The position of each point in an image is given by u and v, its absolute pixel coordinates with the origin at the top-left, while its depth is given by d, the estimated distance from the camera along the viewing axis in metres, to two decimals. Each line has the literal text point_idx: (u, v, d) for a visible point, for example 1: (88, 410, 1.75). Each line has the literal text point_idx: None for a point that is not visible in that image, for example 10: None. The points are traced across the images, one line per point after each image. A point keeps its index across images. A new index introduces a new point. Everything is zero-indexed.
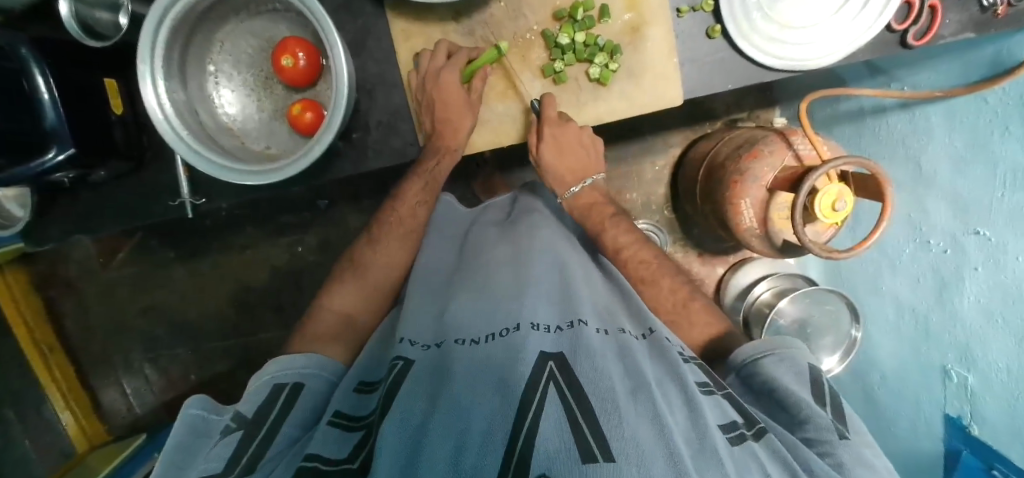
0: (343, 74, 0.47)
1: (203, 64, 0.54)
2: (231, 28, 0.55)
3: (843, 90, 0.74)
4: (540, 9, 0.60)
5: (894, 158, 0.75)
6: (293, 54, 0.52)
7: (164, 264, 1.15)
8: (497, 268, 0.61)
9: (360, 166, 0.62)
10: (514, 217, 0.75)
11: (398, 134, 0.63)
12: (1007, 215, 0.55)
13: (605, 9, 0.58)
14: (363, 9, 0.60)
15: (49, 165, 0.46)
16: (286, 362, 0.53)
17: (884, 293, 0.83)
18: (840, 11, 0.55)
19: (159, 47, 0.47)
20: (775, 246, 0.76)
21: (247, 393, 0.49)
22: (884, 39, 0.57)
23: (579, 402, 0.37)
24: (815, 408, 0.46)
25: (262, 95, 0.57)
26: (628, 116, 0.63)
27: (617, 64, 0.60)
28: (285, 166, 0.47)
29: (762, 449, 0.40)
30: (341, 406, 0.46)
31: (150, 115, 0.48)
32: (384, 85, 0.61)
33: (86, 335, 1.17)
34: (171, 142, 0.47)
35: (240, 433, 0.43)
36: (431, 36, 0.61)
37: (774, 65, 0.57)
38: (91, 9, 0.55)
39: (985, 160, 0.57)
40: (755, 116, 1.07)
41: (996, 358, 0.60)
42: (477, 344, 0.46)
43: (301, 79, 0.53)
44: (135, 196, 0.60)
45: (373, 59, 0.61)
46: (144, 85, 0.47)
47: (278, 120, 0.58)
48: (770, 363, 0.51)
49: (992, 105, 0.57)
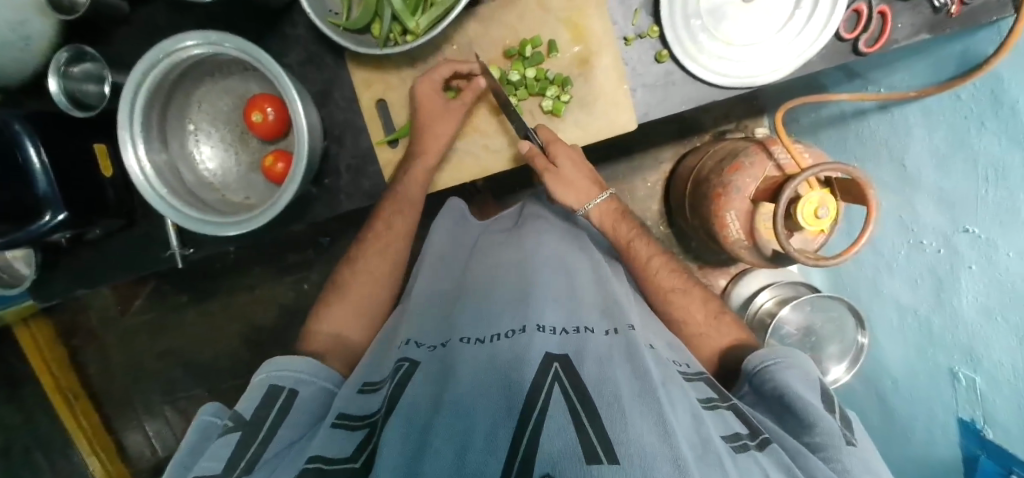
0: (302, 125, 0.49)
1: (183, 123, 0.58)
2: (206, 88, 0.59)
3: (821, 97, 0.74)
4: (491, 49, 0.62)
5: (878, 161, 0.74)
6: (263, 109, 0.55)
7: (176, 308, 1.19)
8: (503, 271, 0.62)
9: (334, 209, 0.65)
10: (522, 222, 0.77)
11: (367, 176, 0.65)
12: (992, 211, 0.55)
13: (552, 45, 0.60)
14: (325, 61, 0.63)
15: (49, 226, 0.50)
16: (286, 362, 0.52)
17: (885, 296, 0.80)
18: (783, 29, 0.57)
19: (137, 114, 0.50)
20: (767, 257, 0.75)
21: (246, 393, 0.49)
22: (835, 48, 0.57)
23: (582, 404, 0.38)
24: (824, 414, 0.46)
25: (238, 149, 0.61)
26: (586, 143, 0.65)
27: (568, 96, 0.62)
28: (265, 211, 0.49)
29: (765, 458, 0.39)
30: (344, 409, 0.46)
31: (131, 175, 0.50)
32: (352, 131, 0.64)
33: (108, 381, 1.22)
34: (151, 201, 0.50)
35: (236, 434, 0.44)
36: (392, 81, 0.64)
37: (723, 82, 0.57)
38: (80, 83, 0.59)
39: (965, 157, 0.57)
40: (744, 126, 1.07)
41: (1000, 358, 0.58)
42: (482, 343, 0.48)
43: (271, 132, 0.56)
44: (129, 252, 0.63)
45: (338, 108, 0.64)
46: (125, 147, 0.50)
47: (256, 172, 0.61)
48: (783, 371, 0.51)
49: (965, 101, 0.57)
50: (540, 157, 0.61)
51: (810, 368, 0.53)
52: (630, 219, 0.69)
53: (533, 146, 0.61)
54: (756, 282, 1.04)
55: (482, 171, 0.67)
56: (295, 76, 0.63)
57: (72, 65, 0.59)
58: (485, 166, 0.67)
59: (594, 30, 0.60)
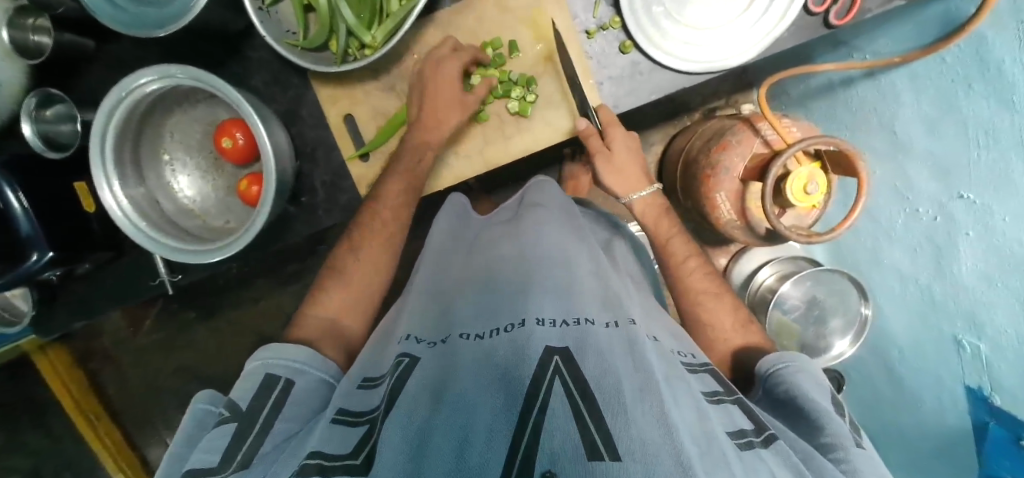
0: (268, 149, 0.49)
1: (158, 154, 0.59)
2: (177, 117, 0.59)
3: (804, 68, 0.72)
4: None
5: (869, 129, 0.72)
6: (232, 135, 0.56)
7: (186, 326, 1.22)
8: (501, 263, 0.60)
9: (314, 225, 0.65)
10: (520, 212, 0.75)
11: (343, 191, 0.66)
12: (987, 175, 0.53)
13: (513, 45, 0.61)
14: (291, 81, 0.63)
15: (38, 265, 0.52)
16: (283, 351, 0.50)
17: (886, 265, 0.79)
18: (740, 17, 0.56)
19: (109, 152, 0.51)
20: (761, 236, 0.74)
21: (241, 381, 0.47)
22: (804, 22, 0.56)
23: (584, 400, 0.34)
24: (834, 418, 0.44)
25: (214, 175, 0.61)
26: (554, 141, 0.65)
27: (534, 95, 0.63)
28: (244, 232, 0.48)
29: (771, 456, 0.36)
30: (343, 405, 0.43)
31: (109, 212, 0.51)
32: (324, 147, 0.65)
33: (127, 400, 1.25)
34: (130, 235, 0.51)
35: (233, 425, 0.42)
36: (358, 95, 0.64)
37: (694, 69, 0.57)
38: (53, 124, 0.60)
39: (955, 121, 0.55)
40: (734, 101, 1.05)
41: (1003, 324, 0.57)
42: (481, 339, 0.46)
43: (242, 156, 0.57)
44: (121, 281, 0.66)
45: (308, 126, 0.64)
46: (99, 185, 0.51)
47: (234, 196, 0.61)
48: (794, 375, 0.51)
49: (950, 63, 0.56)
50: (595, 138, 0.62)
51: (822, 376, 0.52)
52: (669, 215, 0.69)
53: (590, 125, 0.61)
54: (756, 259, 1.02)
55: (460, 178, 0.68)
56: (262, 98, 0.63)
57: (43, 109, 0.60)
58: (463, 170, 0.68)
59: (553, 25, 0.59)
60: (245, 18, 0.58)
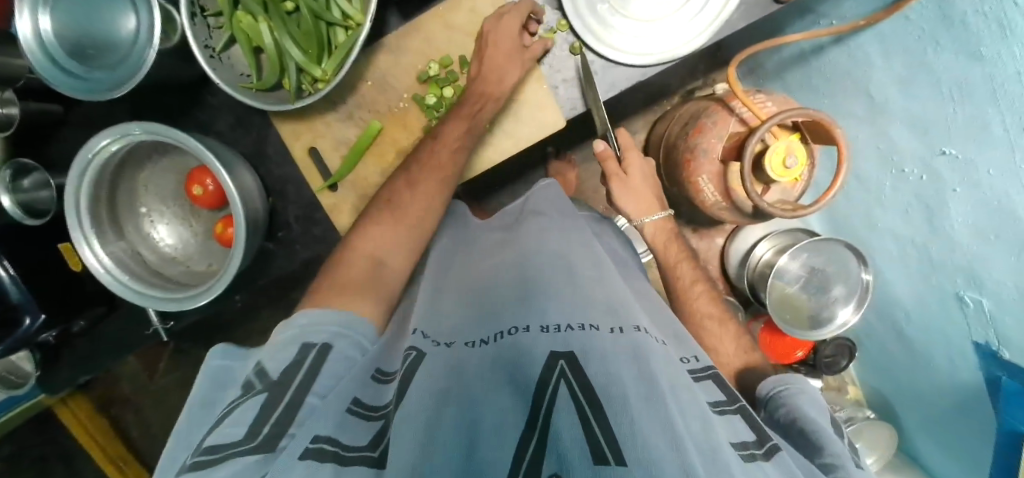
0: (232, 192, 0.49)
1: (135, 208, 0.60)
2: (149, 170, 0.61)
3: (772, 40, 0.71)
4: (404, 77, 0.63)
5: (847, 92, 0.70)
6: (202, 183, 0.57)
7: (200, 363, 1.24)
8: (505, 272, 0.59)
9: (293, 259, 0.69)
10: (519, 220, 0.74)
11: (316, 223, 0.68)
12: (964, 130, 0.52)
13: (463, 60, 0.62)
14: (253, 121, 0.66)
15: (30, 328, 0.58)
16: (321, 319, 0.46)
17: (881, 229, 0.77)
18: (680, 11, 0.57)
19: (84, 210, 0.53)
20: (747, 214, 0.73)
21: (270, 346, 0.43)
22: (753, 1, 0.56)
23: (592, 409, 0.33)
24: (835, 439, 0.44)
25: (192, 221, 0.63)
26: (519, 149, 0.65)
27: None
28: (226, 270, 0.49)
29: (773, 469, 0.35)
30: (360, 391, 0.39)
31: (94, 272, 0.53)
32: (293, 183, 0.67)
33: (150, 440, 1.28)
34: (113, 289, 0.53)
35: (264, 393, 0.37)
36: (319, 128, 0.64)
37: (648, 62, 0.58)
38: (30, 191, 0.60)
39: (928, 77, 0.55)
40: (711, 80, 1.04)
41: (1003, 278, 0.56)
42: (486, 344, 0.46)
43: (214, 200, 0.58)
44: (119, 332, 0.68)
45: (274, 164, 0.67)
46: (82, 249, 0.53)
47: (213, 240, 0.63)
48: (797, 398, 0.50)
49: (915, 21, 0.54)
50: (611, 161, 0.71)
51: (822, 401, 0.52)
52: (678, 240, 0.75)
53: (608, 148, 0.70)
54: (753, 235, 0.99)
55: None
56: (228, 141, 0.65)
57: (20, 176, 0.61)
58: None
59: None
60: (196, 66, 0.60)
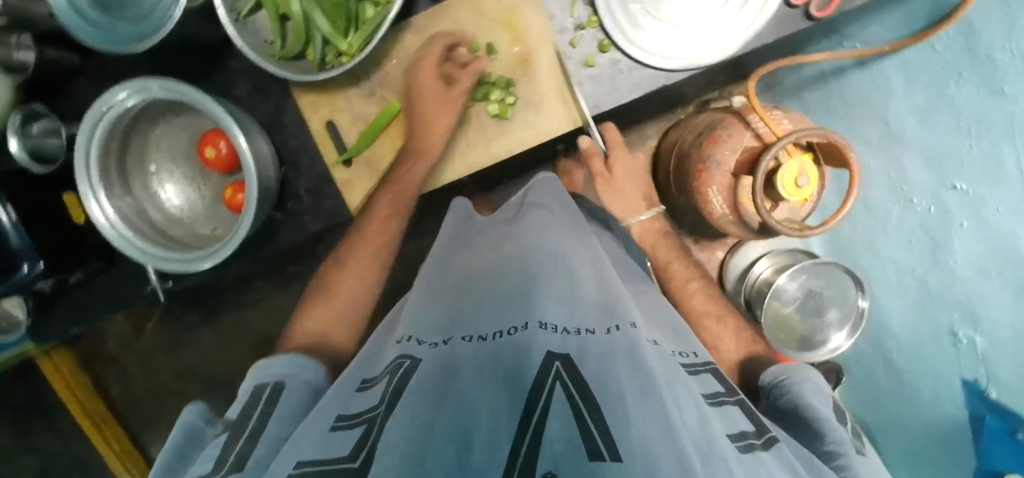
0: (247, 156, 0.49)
1: (145, 166, 0.60)
2: (162, 128, 0.60)
3: (793, 58, 0.71)
4: (430, 59, 0.62)
5: (861, 118, 0.70)
6: (216, 144, 0.57)
7: (189, 327, 1.23)
8: (505, 266, 0.59)
9: (303, 231, 0.66)
10: (521, 214, 0.74)
11: (327, 196, 0.66)
12: (980, 166, 0.53)
13: (490, 47, 0.62)
14: (272, 89, 0.64)
15: (26, 277, 0.54)
16: (271, 363, 0.51)
17: (883, 258, 0.78)
18: (724, 7, 0.56)
19: (94, 162, 0.52)
20: (753, 229, 0.74)
21: (235, 400, 0.48)
22: (784, 16, 0.56)
23: (585, 402, 0.34)
24: (836, 426, 0.46)
25: (201, 184, 0.62)
26: (537, 143, 0.65)
27: (513, 97, 0.63)
28: (234, 233, 0.49)
29: (771, 459, 0.35)
30: (339, 409, 0.41)
31: (99, 229, 0.52)
32: (306, 155, 0.65)
33: (130, 400, 1.26)
34: (118, 246, 0.52)
35: (224, 434, 0.42)
36: (339, 102, 0.64)
37: (676, 66, 0.57)
38: (39, 138, 0.59)
39: (948, 109, 0.55)
40: (727, 92, 1.05)
41: (1000, 317, 0.57)
42: (484, 341, 0.45)
43: (226, 165, 0.58)
44: (114, 288, 0.67)
45: (291, 134, 0.65)
46: (88, 204, 0.51)
47: (220, 205, 0.62)
48: (798, 387, 0.53)
49: (940, 51, 0.55)
50: (604, 155, 0.67)
51: (822, 391, 0.54)
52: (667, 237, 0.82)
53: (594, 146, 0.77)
54: (754, 252, 1.00)
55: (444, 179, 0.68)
56: (245, 107, 0.64)
57: (31, 122, 0.59)
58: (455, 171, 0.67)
59: (530, 29, 0.60)
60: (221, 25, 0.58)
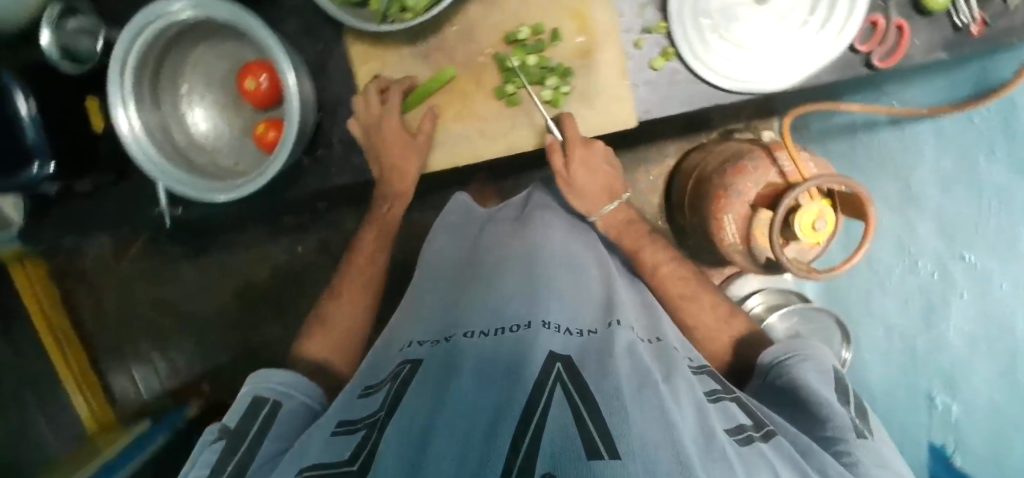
0: (294, 97, 0.49)
1: (177, 84, 0.58)
2: (203, 50, 0.58)
3: (830, 104, 0.70)
4: (492, 32, 0.59)
5: (876, 176, 0.72)
6: (256, 76, 0.55)
7: (173, 261, 1.20)
8: (509, 263, 0.58)
9: (326, 182, 0.64)
10: (525, 216, 0.71)
11: (359, 151, 0.63)
12: (996, 241, 0.56)
13: (555, 33, 0.57)
14: (323, 33, 0.61)
15: (37, 176, 0.53)
16: (274, 372, 0.50)
17: (872, 315, 0.78)
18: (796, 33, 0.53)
19: (130, 69, 0.50)
20: (759, 263, 0.75)
21: (234, 406, 0.47)
22: (847, 60, 0.54)
23: (584, 401, 0.34)
24: (836, 408, 0.45)
25: (231, 115, 0.60)
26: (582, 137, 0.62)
27: (568, 87, 0.59)
28: (268, 168, 0.48)
29: (770, 450, 0.36)
30: (341, 415, 0.43)
31: (121, 144, 0.50)
32: (345, 106, 0.62)
33: (100, 325, 1.23)
34: (142, 164, 0.50)
35: (223, 443, 0.42)
36: (390, 57, 0.61)
37: (729, 87, 0.54)
38: (71, 36, 0.57)
39: (969, 185, 0.58)
40: (753, 126, 1.06)
41: (981, 389, 0.61)
42: (486, 336, 0.45)
43: (264, 100, 0.56)
44: (118, 204, 0.62)
45: (334, 82, 0.62)
46: (115, 110, 0.49)
47: (248, 139, 0.61)
48: (796, 362, 0.50)
49: (977, 125, 0.58)
50: (558, 157, 0.59)
51: (825, 358, 0.52)
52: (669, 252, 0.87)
53: (555, 140, 0.59)
54: (748, 285, 0.99)
55: (467, 158, 0.63)
56: (290, 44, 0.61)
57: (65, 19, 0.57)
58: (485, 149, 0.62)
59: (597, 21, 0.57)
60: None
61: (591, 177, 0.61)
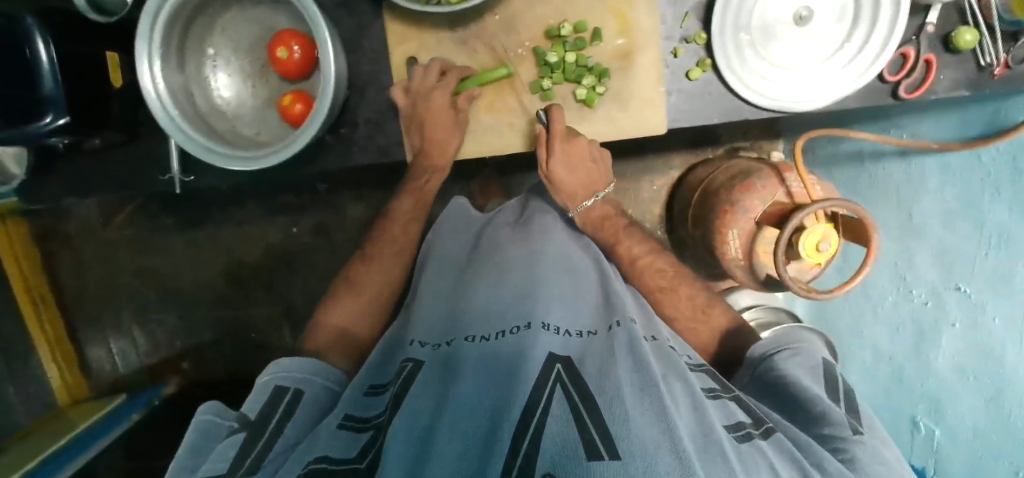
0: (330, 70, 0.49)
1: (203, 47, 0.57)
2: (234, 14, 0.57)
3: (841, 132, 0.73)
4: (532, 26, 0.59)
5: (886, 204, 0.74)
6: (288, 46, 0.54)
7: (162, 231, 1.16)
8: (511, 260, 0.58)
9: (346, 161, 0.62)
10: (527, 217, 0.71)
11: (384, 133, 0.62)
12: (987, 276, 0.56)
13: (597, 32, 0.57)
14: (361, 8, 0.60)
15: (45, 129, 0.49)
16: (292, 362, 0.51)
17: (864, 338, 0.81)
18: (831, 58, 0.54)
19: (158, 29, 0.49)
20: (758, 279, 0.76)
21: (251, 397, 0.47)
22: (875, 88, 0.57)
23: (585, 403, 0.34)
24: (829, 403, 0.44)
25: (257, 82, 0.59)
26: (612, 139, 0.62)
27: (604, 88, 0.59)
28: (293, 141, 0.48)
29: (769, 447, 0.36)
30: (349, 409, 0.44)
31: (144, 95, 0.49)
32: (377, 84, 0.61)
33: (80, 292, 1.19)
34: (160, 121, 0.49)
35: (242, 433, 0.41)
36: (429, 42, 0.61)
37: (762, 104, 0.55)
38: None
39: (973, 219, 0.58)
40: (759, 146, 1.08)
41: (964, 416, 0.62)
42: (486, 341, 0.44)
43: (294, 71, 0.55)
44: (128, 166, 0.62)
45: (367, 58, 0.61)
46: (140, 63, 0.49)
47: (271, 109, 0.59)
48: (786, 360, 0.50)
49: (986, 162, 0.57)
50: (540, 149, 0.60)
51: (815, 354, 0.52)
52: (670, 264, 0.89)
53: (542, 130, 0.60)
54: (745, 300, 1.03)
55: (495, 148, 0.63)
56: (326, 17, 0.60)
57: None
58: (517, 139, 0.63)
59: (641, 25, 0.57)
60: None
61: (570, 171, 0.62)
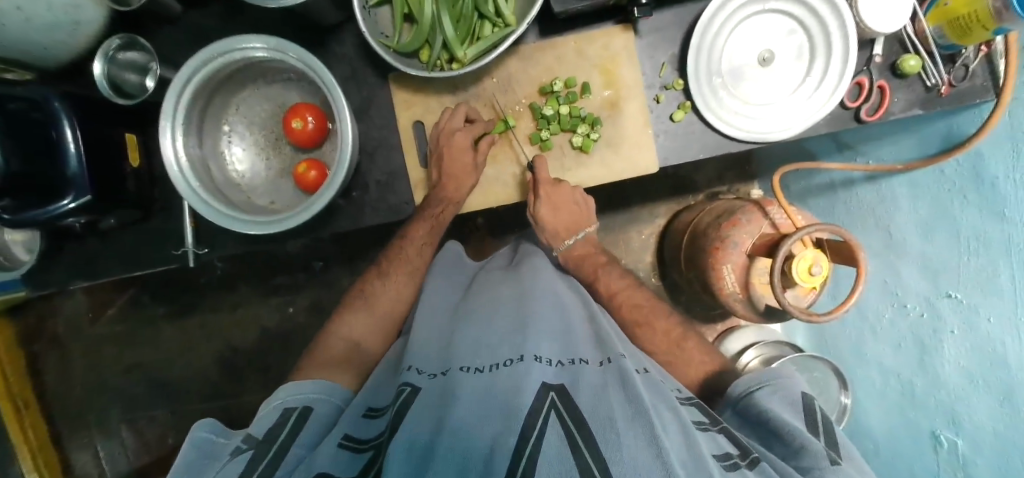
0: (348, 133, 0.52)
1: (219, 124, 0.60)
2: (248, 93, 0.61)
3: (811, 164, 0.77)
4: (527, 85, 0.64)
5: (865, 226, 0.79)
6: (304, 118, 0.57)
7: (152, 321, 1.14)
8: (501, 304, 0.56)
9: (358, 222, 0.65)
10: (518, 261, 0.72)
11: (394, 192, 0.65)
12: (974, 277, 0.58)
13: (586, 86, 0.63)
14: (367, 80, 0.64)
15: (60, 210, 0.51)
16: (299, 386, 0.51)
17: (869, 359, 0.83)
18: (796, 91, 0.60)
19: (182, 105, 0.53)
20: (759, 311, 0.78)
21: (257, 417, 0.47)
22: (841, 115, 0.63)
23: (580, 430, 0.33)
24: (807, 435, 0.42)
25: (271, 154, 0.62)
26: (608, 181, 0.66)
27: (597, 135, 0.64)
28: (323, 193, 0.51)
29: (756, 477, 0.36)
30: (348, 429, 0.43)
31: (166, 166, 0.52)
32: (385, 148, 0.65)
33: (66, 393, 1.14)
34: (184, 195, 0.52)
35: (250, 452, 0.41)
36: (430, 106, 0.65)
37: (741, 136, 0.59)
38: (122, 69, 0.60)
39: (948, 224, 0.61)
40: (735, 189, 1.13)
41: (982, 420, 0.60)
42: (481, 373, 0.42)
43: (308, 140, 0.58)
44: (141, 244, 0.63)
45: (374, 125, 0.65)
46: (165, 138, 0.52)
47: (283, 178, 0.62)
48: (763, 395, 0.49)
49: (949, 175, 0.61)
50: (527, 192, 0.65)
51: (795, 386, 0.50)
52: None
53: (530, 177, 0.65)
54: (743, 339, 1.04)
55: (504, 193, 0.67)
56: None
57: (120, 52, 0.60)
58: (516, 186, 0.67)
59: (624, 77, 0.62)
60: (341, 13, 0.60)
61: (554, 213, 0.66)
